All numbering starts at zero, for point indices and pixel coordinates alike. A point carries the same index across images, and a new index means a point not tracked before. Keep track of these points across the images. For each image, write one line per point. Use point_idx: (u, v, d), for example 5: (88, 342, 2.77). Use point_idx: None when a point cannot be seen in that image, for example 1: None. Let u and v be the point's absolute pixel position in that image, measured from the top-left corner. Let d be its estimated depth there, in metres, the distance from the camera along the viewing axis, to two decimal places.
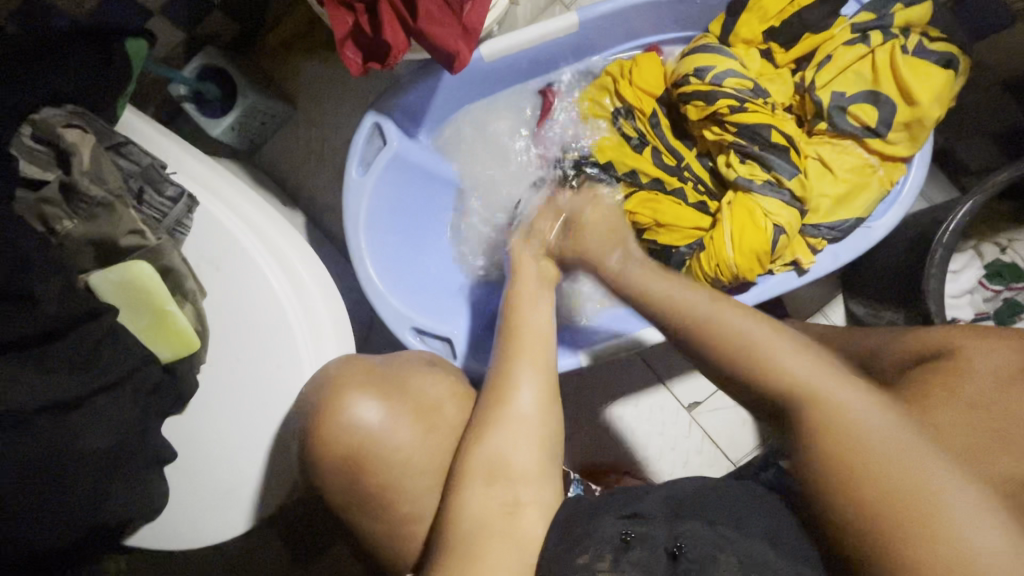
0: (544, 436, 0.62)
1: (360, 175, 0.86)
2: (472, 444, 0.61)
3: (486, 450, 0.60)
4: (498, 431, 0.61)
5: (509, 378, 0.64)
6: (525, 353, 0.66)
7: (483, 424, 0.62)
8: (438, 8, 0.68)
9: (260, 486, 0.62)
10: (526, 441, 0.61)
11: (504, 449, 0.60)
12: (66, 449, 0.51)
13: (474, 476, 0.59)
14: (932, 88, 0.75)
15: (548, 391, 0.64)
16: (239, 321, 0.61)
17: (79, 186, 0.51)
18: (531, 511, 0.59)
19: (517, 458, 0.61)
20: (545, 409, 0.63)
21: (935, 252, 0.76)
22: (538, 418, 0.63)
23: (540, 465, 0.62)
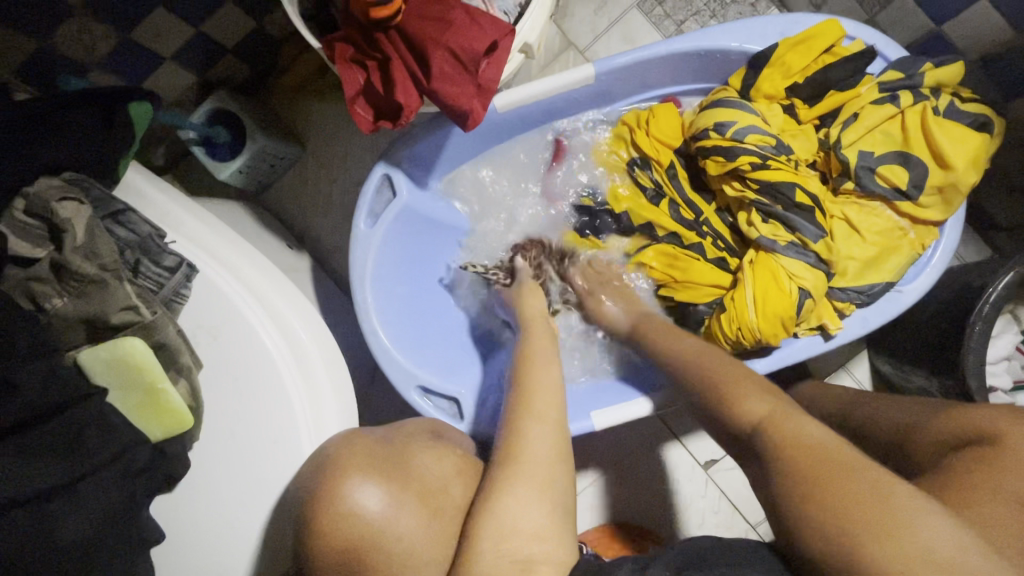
0: (559, 503, 0.57)
1: (368, 227, 0.84)
2: (480, 512, 0.55)
3: (500, 510, 0.55)
4: (510, 492, 0.56)
5: (520, 438, 0.61)
6: (534, 411, 0.64)
7: (492, 490, 0.57)
8: (453, 67, 0.66)
9: (251, 571, 0.58)
10: (539, 505, 0.56)
11: (520, 510, 0.55)
12: (39, 549, 0.46)
13: (485, 542, 0.53)
14: (966, 152, 0.72)
15: (558, 454, 0.61)
16: (235, 394, 0.58)
17: (70, 264, 0.48)
18: (550, 575, 0.52)
19: (533, 522, 0.55)
20: (558, 471, 0.59)
21: (975, 324, 0.72)
22: (552, 481, 0.58)
23: (558, 528, 0.56)
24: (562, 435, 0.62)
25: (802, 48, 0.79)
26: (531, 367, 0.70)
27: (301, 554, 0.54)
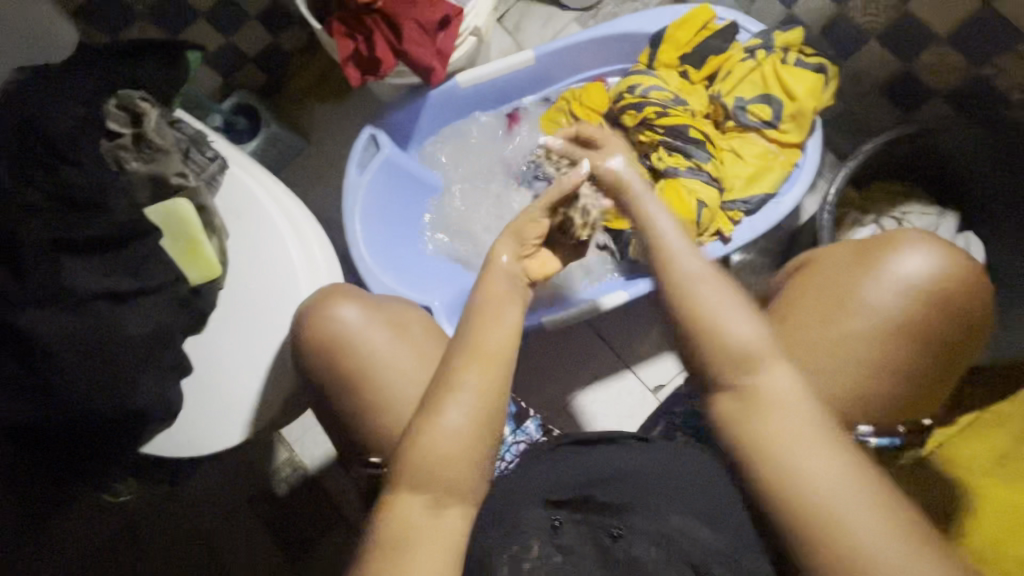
0: (488, 424, 0.58)
1: (358, 174, 1.06)
2: (412, 455, 0.57)
3: (423, 443, 0.57)
4: (439, 434, 0.57)
5: (450, 389, 0.58)
6: (472, 356, 0.60)
7: (424, 438, 0.57)
8: (418, 34, 0.91)
9: (261, 391, 0.75)
10: (462, 422, 0.58)
11: (446, 435, 0.57)
12: (114, 330, 0.65)
13: (406, 474, 0.57)
14: (806, 86, 0.96)
15: (486, 408, 0.58)
16: (253, 259, 0.77)
17: (149, 137, 0.70)
18: (462, 507, 0.57)
19: (455, 443, 0.57)
20: (486, 412, 0.58)
21: (824, 212, 0.93)
22: (483, 409, 0.58)
23: (476, 448, 0.58)
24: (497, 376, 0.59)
25: (685, 27, 1.05)
26: (478, 320, 0.62)
27: (301, 363, 0.70)
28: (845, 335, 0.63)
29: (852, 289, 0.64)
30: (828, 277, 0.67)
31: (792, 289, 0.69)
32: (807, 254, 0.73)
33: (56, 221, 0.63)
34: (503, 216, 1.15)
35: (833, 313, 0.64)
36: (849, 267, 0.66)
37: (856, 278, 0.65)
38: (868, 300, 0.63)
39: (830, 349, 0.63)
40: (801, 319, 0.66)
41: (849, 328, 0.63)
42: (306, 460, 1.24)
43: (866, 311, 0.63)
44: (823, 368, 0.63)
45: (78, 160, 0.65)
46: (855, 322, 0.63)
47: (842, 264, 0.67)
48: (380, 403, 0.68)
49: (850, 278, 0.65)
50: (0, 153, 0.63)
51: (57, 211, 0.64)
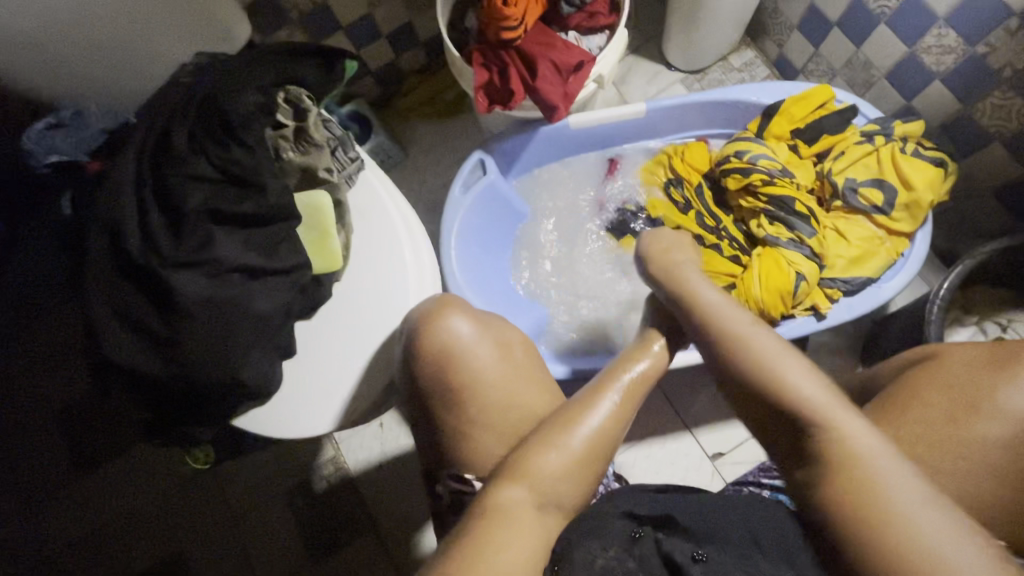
0: (600, 457, 0.62)
1: (462, 193, 1.10)
2: (526, 456, 0.60)
3: (538, 450, 0.60)
4: (551, 452, 0.60)
5: (586, 406, 0.64)
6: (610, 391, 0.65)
7: (542, 443, 0.61)
8: (551, 73, 0.96)
9: (355, 386, 0.77)
10: (577, 442, 0.61)
11: (559, 450, 0.60)
12: (246, 306, 0.68)
13: (512, 474, 0.59)
14: (924, 178, 0.96)
15: (598, 445, 0.62)
16: (370, 258, 0.80)
17: (310, 132, 0.75)
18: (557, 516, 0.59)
19: (564, 466, 0.60)
20: (605, 447, 0.63)
21: (933, 305, 0.93)
22: (599, 442, 0.62)
23: (583, 475, 0.61)
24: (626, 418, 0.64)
25: (802, 103, 1.07)
26: (613, 367, 0.68)
27: (408, 364, 0.72)
28: (971, 438, 0.62)
29: (990, 393, 0.62)
30: (953, 376, 0.65)
31: (917, 380, 0.67)
32: (930, 348, 0.71)
33: (215, 196, 0.67)
34: (590, 260, 1.19)
35: (958, 413, 0.63)
36: (979, 370, 0.64)
37: (993, 381, 0.63)
38: (1011, 409, 0.61)
39: (954, 448, 0.62)
40: (926, 414, 0.64)
41: (979, 431, 0.61)
42: (350, 460, 1.25)
43: (1001, 419, 0.61)
44: (947, 464, 0.62)
45: (246, 141, 0.68)
46: (984, 426, 0.61)
47: (971, 367, 0.65)
48: (478, 417, 0.69)
49: (982, 379, 0.63)
50: (186, 121, 0.68)
51: (222, 185, 0.68)
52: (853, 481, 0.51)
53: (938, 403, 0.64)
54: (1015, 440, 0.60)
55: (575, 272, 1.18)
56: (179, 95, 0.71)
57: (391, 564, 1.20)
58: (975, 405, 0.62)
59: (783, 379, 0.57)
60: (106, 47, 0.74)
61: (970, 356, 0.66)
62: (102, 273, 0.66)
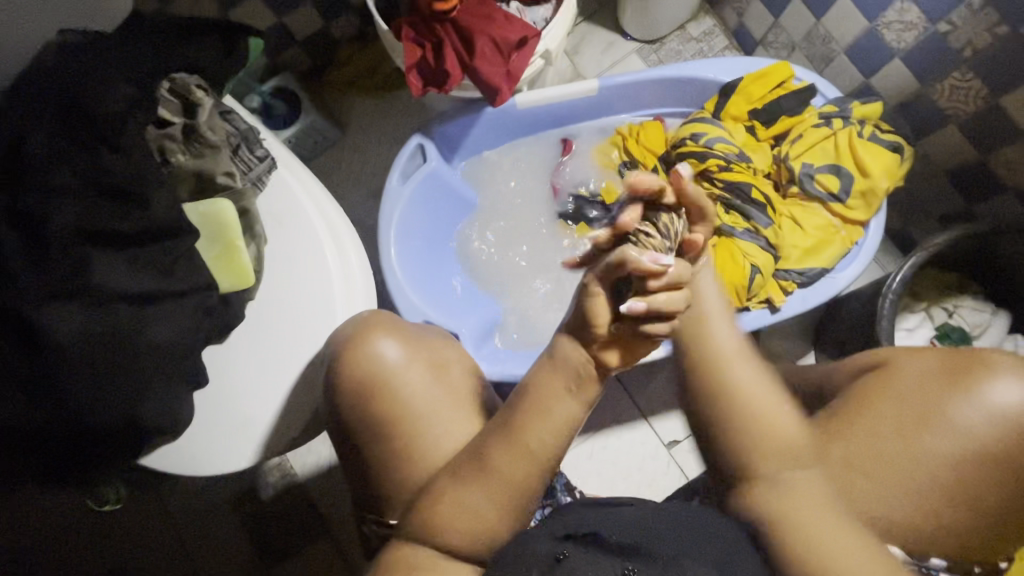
0: (521, 500, 0.56)
1: (400, 183, 1.01)
2: (427, 513, 0.58)
3: (439, 509, 0.57)
4: (455, 508, 0.57)
5: (497, 452, 0.56)
6: (511, 436, 0.55)
7: (442, 498, 0.57)
8: (491, 51, 0.86)
9: (278, 415, 0.70)
10: (486, 495, 0.56)
11: (465, 508, 0.56)
12: (136, 339, 0.59)
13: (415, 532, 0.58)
14: (881, 164, 0.93)
15: (515, 490, 0.56)
16: (287, 271, 0.72)
17: (201, 131, 0.64)
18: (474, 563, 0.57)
19: (470, 523, 0.56)
20: (516, 491, 0.56)
21: (886, 298, 0.91)
22: (516, 488, 0.55)
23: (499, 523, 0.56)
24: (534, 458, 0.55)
25: (760, 82, 1.01)
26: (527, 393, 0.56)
27: (333, 391, 0.66)
28: (920, 453, 0.61)
29: (943, 405, 0.61)
30: (907, 388, 0.64)
31: (868, 391, 0.66)
32: (883, 354, 0.69)
33: (88, 212, 0.57)
34: (543, 251, 1.12)
35: (907, 426, 0.62)
36: (934, 382, 0.63)
37: (947, 393, 0.62)
38: (961, 422, 0.60)
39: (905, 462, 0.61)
40: (874, 426, 0.63)
41: (931, 444, 0.60)
42: (296, 466, 1.18)
43: (952, 432, 0.60)
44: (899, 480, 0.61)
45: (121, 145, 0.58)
46: (934, 441, 0.61)
47: (924, 379, 0.63)
48: (412, 448, 0.64)
49: (936, 393, 0.62)
50: (47, 124, 0.57)
51: (95, 199, 0.57)
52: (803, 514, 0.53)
53: (889, 414, 0.63)
54: (961, 455, 0.60)
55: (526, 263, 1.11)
56: (36, 87, 0.59)
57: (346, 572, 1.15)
58: (929, 419, 0.61)
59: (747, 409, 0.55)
60: None
61: (922, 366, 0.65)
62: None
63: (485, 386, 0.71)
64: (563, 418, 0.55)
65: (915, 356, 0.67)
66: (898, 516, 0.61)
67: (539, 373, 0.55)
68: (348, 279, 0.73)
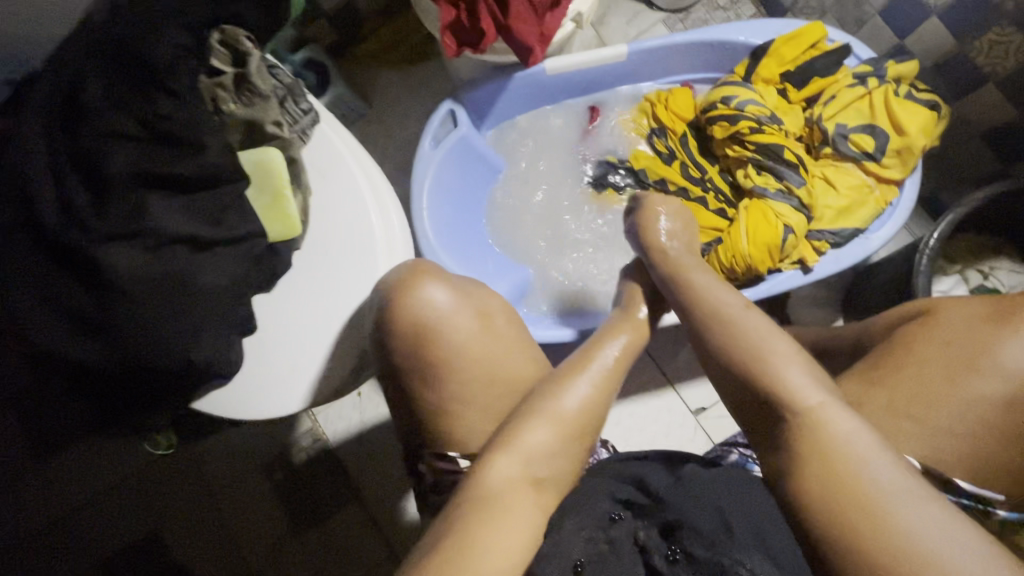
0: (590, 430, 0.63)
1: (431, 148, 1.02)
2: (511, 439, 0.59)
3: (528, 436, 0.59)
4: (539, 437, 0.59)
5: (569, 376, 0.64)
6: (591, 370, 0.65)
7: (526, 424, 0.60)
8: (526, 10, 0.87)
9: (324, 363, 0.72)
10: (567, 424, 0.61)
11: (551, 437, 0.59)
12: (190, 280, 0.60)
13: (498, 457, 0.58)
14: (918, 122, 0.92)
15: (590, 421, 0.62)
16: (332, 223, 0.73)
17: (252, 79, 0.65)
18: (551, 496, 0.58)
19: (554, 450, 0.60)
20: (592, 418, 0.62)
21: (922, 256, 0.91)
22: (588, 418, 0.62)
23: (576, 451, 0.61)
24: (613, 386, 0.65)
25: (793, 43, 1.00)
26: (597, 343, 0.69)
27: (381, 337, 0.67)
28: (971, 397, 0.62)
29: (992, 347, 0.62)
30: (953, 333, 0.65)
31: (912, 338, 0.67)
32: (925, 304, 0.71)
33: (144, 154, 0.58)
34: (573, 218, 1.13)
35: (954, 368, 0.63)
36: (981, 323, 0.64)
37: (994, 336, 0.62)
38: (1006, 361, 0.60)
39: (949, 404, 0.62)
40: (923, 372, 0.64)
41: (979, 386, 0.61)
42: (328, 432, 1.21)
43: (1001, 374, 0.61)
44: (942, 421, 0.62)
45: (175, 91, 0.59)
46: (980, 382, 0.61)
47: (971, 322, 0.65)
48: (460, 390, 0.66)
49: (982, 336, 0.63)
50: (102, 68, 0.58)
51: (149, 142, 0.59)
52: (840, 475, 0.48)
53: (935, 358, 0.64)
54: (1005, 394, 0.60)
55: (558, 231, 1.12)
56: (92, 35, 0.61)
57: (378, 534, 1.18)
58: (975, 360, 0.62)
59: (777, 371, 0.56)
60: None
61: (967, 314, 0.66)
62: (16, 249, 0.57)
63: (528, 337, 0.73)
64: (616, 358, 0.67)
65: (957, 305, 0.67)
66: (954, 458, 0.61)
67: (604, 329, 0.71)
68: (390, 232, 0.74)
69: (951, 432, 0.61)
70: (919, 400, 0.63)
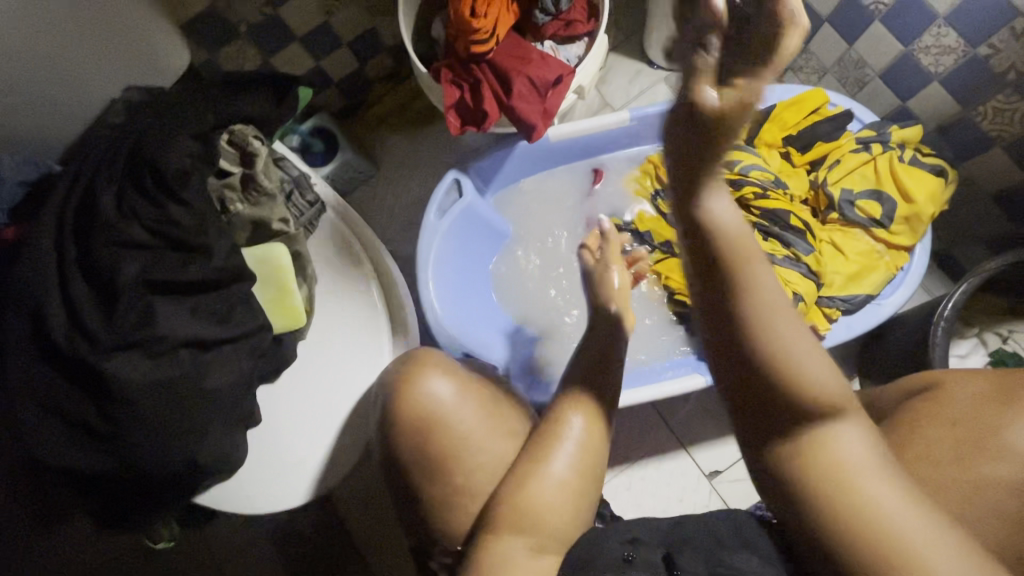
0: (589, 480, 0.65)
1: (436, 218, 1.03)
2: (514, 505, 0.61)
3: (532, 498, 0.62)
4: (539, 499, 0.62)
5: (561, 428, 0.66)
6: (572, 431, 0.66)
7: (527, 485, 0.63)
8: (528, 90, 0.88)
9: (330, 453, 0.71)
10: (567, 478, 0.64)
11: (555, 494, 0.62)
12: (196, 383, 0.60)
13: (507, 527, 0.60)
14: (924, 189, 0.91)
15: (589, 471, 0.66)
16: (337, 311, 0.73)
17: (258, 178, 0.67)
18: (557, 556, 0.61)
19: (558, 506, 0.62)
20: (585, 471, 0.65)
21: (938, 325, 0.89)
22: (586, 467, 0.65)
23: (579, 503, 0.64)
24: (600, 441, 0.67)
25: (794, 108, 1.01)
26: (587, 383, 0.71)
27: (386, 428, 0.66)
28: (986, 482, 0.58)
29: (997, 429, 0.58)
30: (959, 412, 0.61)
31: (921, 416, 0.64)
32: (935, 376, 0.68)
33: (153, 262, 0.60)
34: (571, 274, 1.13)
35: (967, 450, 0.58)
36: (986, 404, 0.60)
37: (1005, 416, 0.58)
38: None
39: (965, 492, 0.56)
40: (932, 452, 0.60)
41: (997, 472, 0.57)
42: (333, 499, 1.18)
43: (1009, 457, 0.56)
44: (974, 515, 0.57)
45: (186, 199, 0.60)
46: (997, 467, 0.56)
47: (977, 402, 0.61)
48: (466, 485, 0.64)
49: (990, 418, 0.59)
50: (117, 180, 0.60)
51: (162, 249, 0.60)
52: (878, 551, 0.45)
53: (945, 438, 0.60)
54: None
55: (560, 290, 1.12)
56: (107, 144, 0.63)
57: None
58: (982, 442, 0.58)
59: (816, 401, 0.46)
60: (16, 90, 0.65)
61: (973, 392, 0.62)
62: (25, 358, 0.58)
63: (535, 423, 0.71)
64: (600, 406, 0.69)
65: (964, 379, 0.65)
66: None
67: (581, 377, 0.72)
68: (396, 319, 0.74)
69: None
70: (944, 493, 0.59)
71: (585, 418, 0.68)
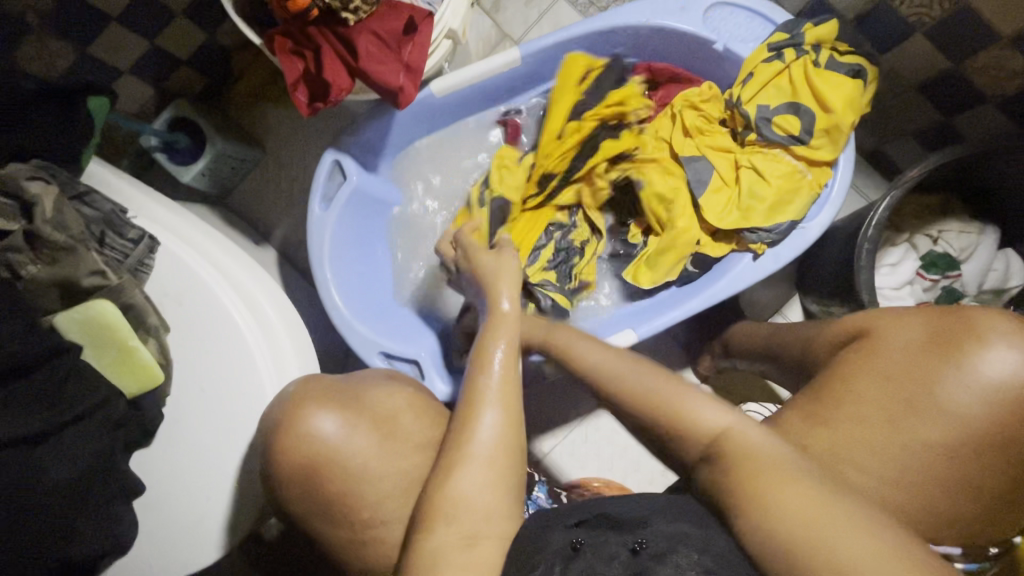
0: (511, 460, 0.59)
1: (322, 210, 0.90)
2: (432, 504, 0.56)
3: (450, 493, 0.56)
4: (458, 492, 0.56)
5: (469, 419, 0.60)
6: (488, 397, 0.61)
7: (446, 476, 0.57)
8: (378, 48, 0.75)
9: (228, 510, 0.64)
10: (484, 471, 0.57)
11: (472, 487, 0.56)
12: (31, 486, 0.53)
13: (436, 522, 0.55)
14: (842, 95, 0.83)
15: (509, 454, 0.59)
16: (204, 352, 0.65)
17: (41, 232, 0.56)
18: (495, 547, 0.56)
19: (484, 496, 0.56)
20: (506, 453, 0.59)
21: (863, 247, 0.83)
22: (501, 459, 0.58)
23: (507, 487, 0.58)
24: (518, 422, 0.61)
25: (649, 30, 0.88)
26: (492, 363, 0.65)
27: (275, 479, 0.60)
28: (911, 436, 0.56)
29: (928, 385, 0.57)
30: (888, 365, 0.59)
31: (846, 368, 0.62)
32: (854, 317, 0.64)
33: None
34: None
35: (896, 408, 0.57)
36: (918, 354, 0.58)
37: (934, 368, 0.57)
38: (951, 402, 0.55)
39: (891, 449, 0.56)
40: (860, 410, 0.58)
41: (922, 431, 0.56)
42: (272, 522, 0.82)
43: (942, 413, 0.56)
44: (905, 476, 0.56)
45: None
46: (927, 428, 0.56)
47: (909, 352, 0.59)
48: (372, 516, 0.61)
49: (921, 370, 0.57)
50: None
51: None
52: (762, 494, 0.49)
53: (871, 396, 0.58)
54: (953, 435, 0.55)
55: None
56: None
57: None
58: (912, 400, 0.57)
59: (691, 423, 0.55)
60: None
61: (906, 339, 0.60)
62: None
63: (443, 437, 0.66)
64: (508, 386, 0.63)
65: (896, 326, 0.62)
66: (913, 511, 0.57)
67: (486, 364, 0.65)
68: (273, 352, 0.65)
69: (906, 477, 0.56)
70: (862, 447, 0.57)
71: (498, 397, 0.61)
